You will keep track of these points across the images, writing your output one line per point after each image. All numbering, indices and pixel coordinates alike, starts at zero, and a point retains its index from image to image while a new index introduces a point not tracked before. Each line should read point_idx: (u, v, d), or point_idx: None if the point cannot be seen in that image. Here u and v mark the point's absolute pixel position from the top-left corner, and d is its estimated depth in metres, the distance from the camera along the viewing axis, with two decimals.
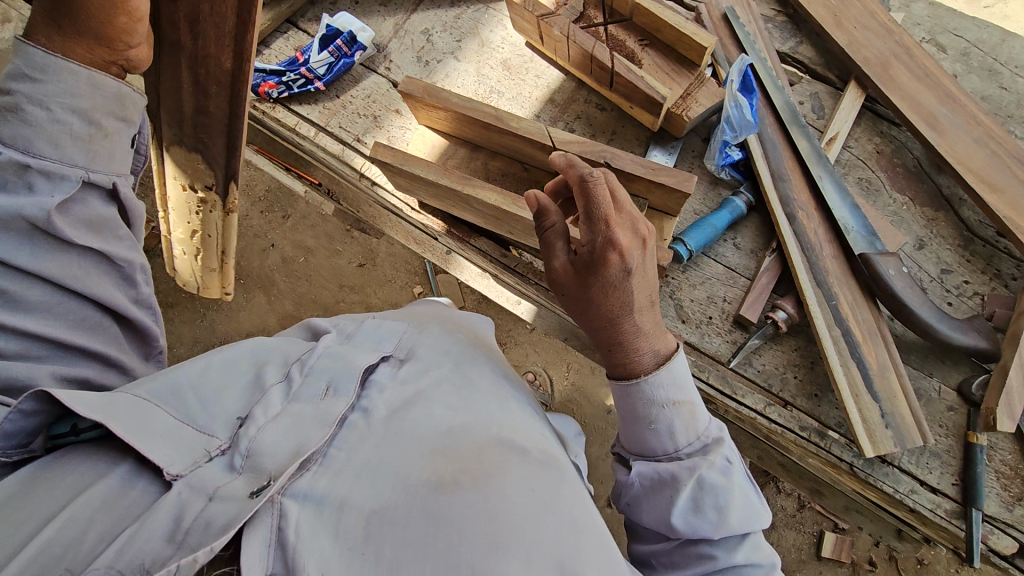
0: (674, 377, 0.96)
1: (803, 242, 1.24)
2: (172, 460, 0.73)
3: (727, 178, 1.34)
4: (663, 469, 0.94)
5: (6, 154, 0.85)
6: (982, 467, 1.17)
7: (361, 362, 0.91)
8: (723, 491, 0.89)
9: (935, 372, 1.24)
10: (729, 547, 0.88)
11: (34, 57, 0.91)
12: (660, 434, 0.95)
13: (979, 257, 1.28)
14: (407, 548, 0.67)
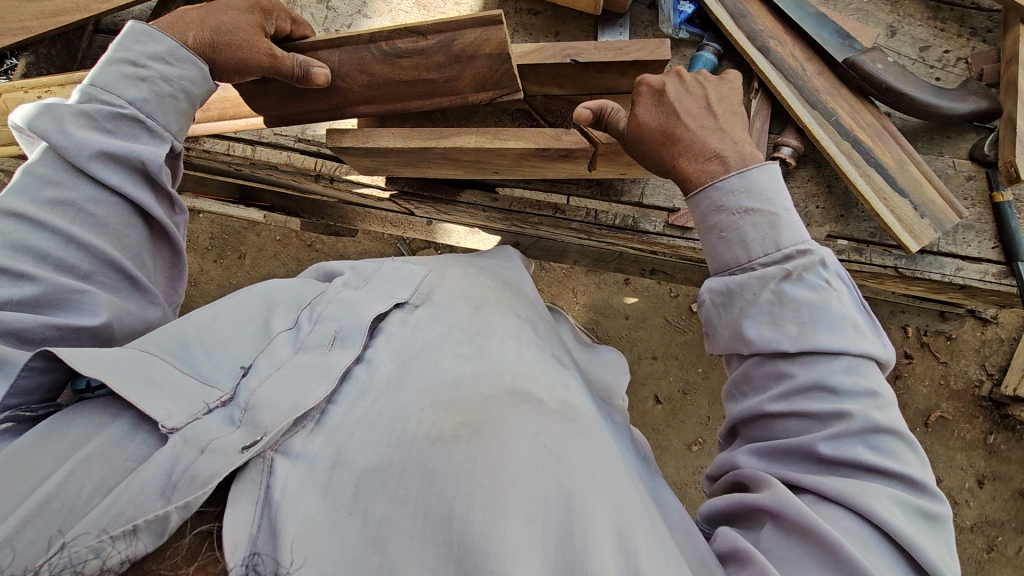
0: (750, 183, 0.88)
1: (784, 70, 1.19)
2: (168, 412, 0.68)
3: (687, 37, 1.28)
4: (732, 281, 0.86)
5: (128, 109, 0.94)
6: (1015, 221, 1.19)
7: (372, 312, 0.86)
8: (812, 308, 0.80)
9: (944, 150, 1.24)
10: (811, 364, 0.78)
11: (175, 50, 0.99)
12: (732, 242, 0.88)
13: (950, 22, 1.26)
14: (399, 502, 0.63)
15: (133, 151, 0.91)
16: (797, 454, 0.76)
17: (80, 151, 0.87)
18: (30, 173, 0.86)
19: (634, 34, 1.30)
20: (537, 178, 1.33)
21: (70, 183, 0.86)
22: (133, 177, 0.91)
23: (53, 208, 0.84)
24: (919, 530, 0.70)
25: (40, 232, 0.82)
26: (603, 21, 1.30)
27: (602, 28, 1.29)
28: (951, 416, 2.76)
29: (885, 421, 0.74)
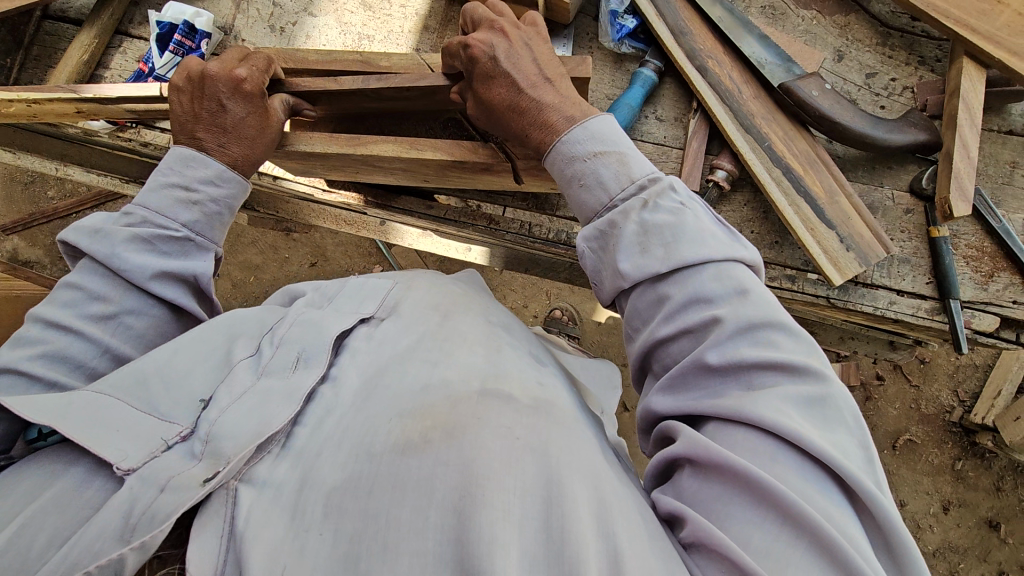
0: (592, 132, 0.92)
1: (721, 92, 1.17)
2: (124, 454, 0.70)
3: (630, 51, 1.26)
4: (601, 221, 0.88)
5: (182, 232, 0.99)
6: (950, 257, 1.16)
7: (334, 329, 0.89)
8: (671, 227, 0.82)
9: (885, 181, 1.21)
10: (686, 279, 0.79)
11: (221, 175, 1.02)
12: (592, 187, 0.90)
13: (899, 49, 1.22)
14: (371, 516, 0.62)
15: (187, 269, 0.99)
16: (691, 380, 0.75)
17: (138, 272, 0.94)
18: (75, 285, 0.92)
19: (578, 46, 1.28)
20: (472, 188, 1.32)
21: (118, 298, 0.94)
22: (177, 287, 0.98)
23: (96, 323, 0.91)
24: (817, 413, 0.68)
25: (75, 343, 0.89)
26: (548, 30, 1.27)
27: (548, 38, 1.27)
28: (920, 440, 2.73)
29: (759, 315, 0.73)
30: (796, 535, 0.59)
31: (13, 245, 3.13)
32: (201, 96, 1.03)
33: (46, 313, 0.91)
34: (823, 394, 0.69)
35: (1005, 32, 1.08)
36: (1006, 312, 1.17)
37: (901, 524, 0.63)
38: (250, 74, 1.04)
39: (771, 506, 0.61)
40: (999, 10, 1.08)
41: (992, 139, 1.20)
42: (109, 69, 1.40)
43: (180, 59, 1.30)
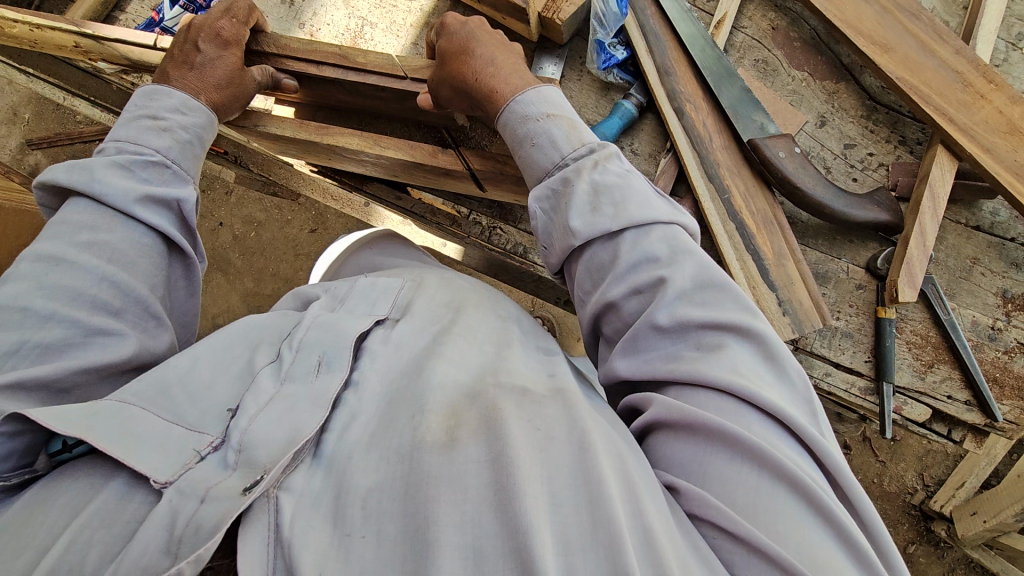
0: (545, 96, 0.93)
1: (693, 138, 1.18)
2: (157, 466, 0.65)
3: (617, 81, 1.27)
4: (553, 179, 0.87)
5: (157, 156, 0.97)
6: (891, 340, 1.15)
7: (356, 329, 0.81)
8: (620, 188, 0.82)
9: (843, 254, 1.21)
10: (635, 238, 0.78)
11: (185, 102, 1.03)
12: (543, 147, 0.89)
13: (882, 125, 1.22)
14: (408, 515, 0.58)
15: (169, 194, 0.96)
16: (641, 343, 0.74)
17: (120, 196, 0.90)
18: (65, 220, 0.88)
19: (568, 68, 1.30)
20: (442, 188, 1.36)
21: (106, 226, 0.89)
22: (163, 212, 0.95)
23: (86, 251, 0.85)
24: (767, 367, 0.68)
25: (68, 274, 0.82)
26: (541, 47, 1.29)
27: (540, 54, 1.29)
28: None
29: (702, 274, 0.74)
30: (779, 491, 0.58)
31: (35, 160, 3.25)
32: (183, 41, 1.08)
33: (41, 249, 0.84)
34: (773, 347, 0.69)
35: (981, 127, 1.07)
36: (938, 406, 1.16)
37: (848, 465, 0.64)
38: (229, 24, 1.10)
39: (751, 464, 0.60)
40: (979, 105, 1.08)
41: (957, 231, 1.19)
42: (124, 12, 1.45)
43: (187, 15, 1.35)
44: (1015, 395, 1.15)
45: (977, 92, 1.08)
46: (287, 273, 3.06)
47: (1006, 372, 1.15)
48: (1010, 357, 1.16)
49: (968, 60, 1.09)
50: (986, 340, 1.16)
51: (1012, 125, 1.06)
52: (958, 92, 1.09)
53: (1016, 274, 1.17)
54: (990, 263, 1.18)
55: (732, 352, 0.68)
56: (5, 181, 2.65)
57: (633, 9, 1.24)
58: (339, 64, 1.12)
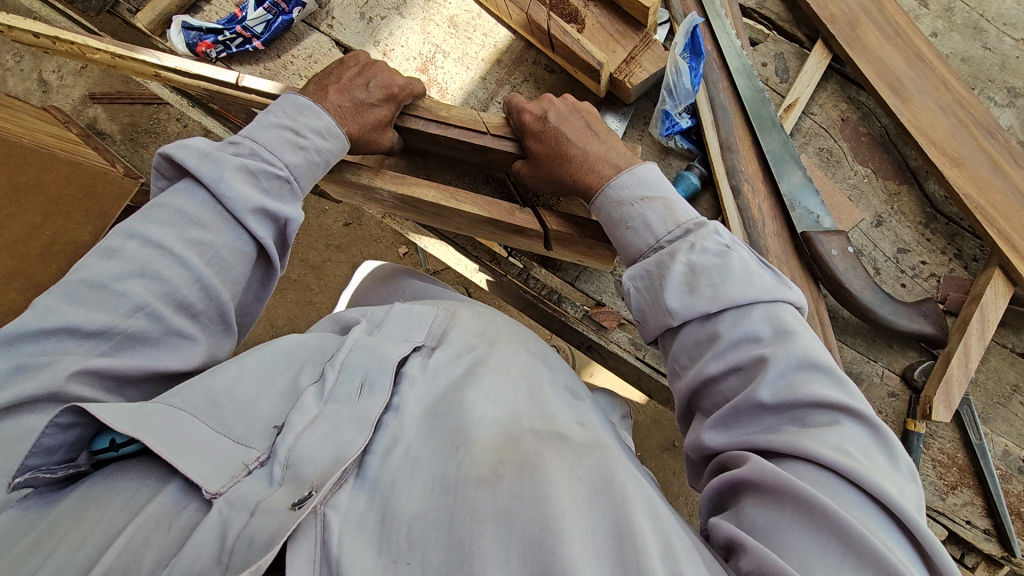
0: (639, 178, 0.96)
1: (746, 218, 1.17)
2: (210, 476, 0.67)
3: (677, 148, 1.27)
4: (648, 261, 0.89)
5: (282, 171, 0.98)
6: (917, 456, 1.13)
7: (394, 356, 0.83)
8: (719, 268, 0.81)
9: (880, 357, 1.19)
10: (734, 321, 0.77)
11: (321, 125, 1.03)
12: (638, 229, 0.92)
13: (940, 236, 1.20)
14: (456, 550, 0.58)
15: (282, 210, 0.97)
16: (736, 416, 0.72)
17: (239, 203, 0.92)
18: (177, 209, 0.90)
19: (630, 126, 1.31)
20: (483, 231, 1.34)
21: (214, 227, 0.91)
22: (269, 224, 0.96)
23: (191, 248, 0.88)
24: (873, 451, 0.65)
25: (170, 266, 0.85)
26: (608, 101, 1.29)
27: (606, 108, 1.29)
28: None
29: (807, 355, 0.70)
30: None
31: (94, 113, 3.36)
32: (356, 72, 1.12)
33: (150, 232, 0.87)
34: (880, 430, 0.66)
35: None
36: (956, 529, 1.13)
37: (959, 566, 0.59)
38: (404, 84, 1.12)
39: (846, 548, 0.56)
40: None
41: (1001, 355, 1.16)
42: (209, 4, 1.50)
43: (270, 17, 1.40)
44: None
45: None
46: (315, 261, 3.12)
47: None
48: None
49: None
50: (1015, 471, 1.13)
51: None
52: None
53: None
54: None
55: (837, 432, 0.65)
56: (62, 132, 2.73)
57: (705, 80, 1.24)
58: (424, 117, 1.14)
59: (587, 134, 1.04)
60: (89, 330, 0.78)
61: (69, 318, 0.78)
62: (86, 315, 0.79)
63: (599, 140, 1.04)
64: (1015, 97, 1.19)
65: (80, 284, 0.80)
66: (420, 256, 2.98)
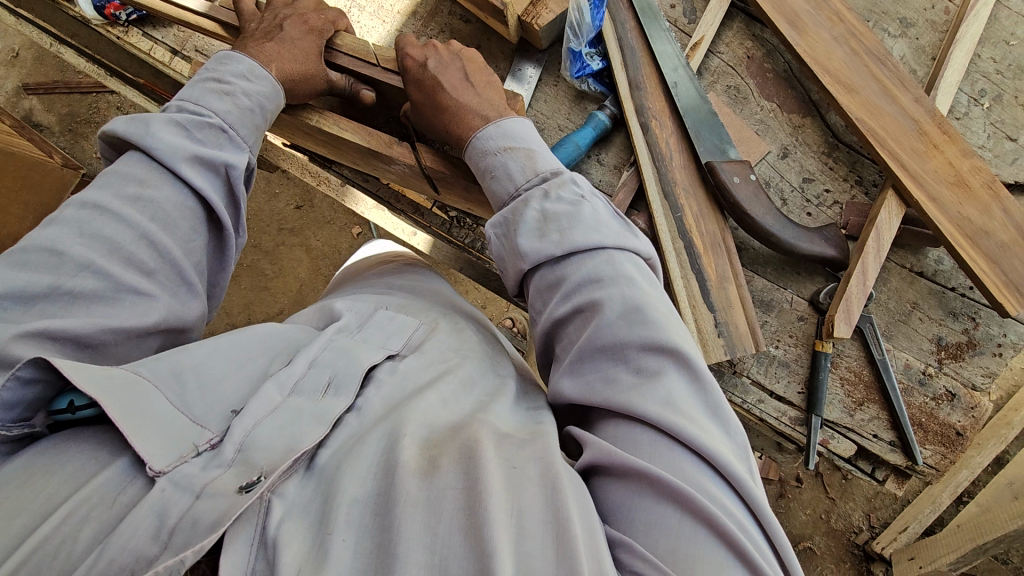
0: (505, 131, 0.97)
1: (655, 154, 1.21)
2: (157, 452, 0.62)
3: (591, 91, 1.29)
4: (506, 209, 0.90)
5: (212, 118, 0.94)
6: (825, 374, 1.18)
7: (366, 360, 0.79)
8: (569, 215, 0.84)
9: (789, 285, 1.23)
10: (579, 261, 0.81)
11: (246, 70, 1.00)
12: (500, 179, 0.93)
13: (841, 164, 1.25)
14: (386, 532, 0.56)
15: (219, 156, 0.92)
16: (581, 366, 0.74)
17: (170, 152, 0.88)
18: (116, 172, 0.87)
19: (546, 72, 1.33)
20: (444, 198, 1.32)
21: (154, 182, 0.86)
22: (212, 176, 0.92)
23: (130, 204, 0.83)
24: (692, 397, 0.68)
25: (111, 224, 0.81)
26: (521, 49, 1.31)
27: (519, 56, 1.32)
28: (820, 551, 2.72)
29: (628, 302, 0.74)
30: (698, 532, 0.59)
31: (30, 105, 3.24)
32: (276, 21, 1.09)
33: (88, 197, 0.83)
34: (698, 370, 0.70)
35: (931, 177, 1.09)
36: (863, 443, 1.19)
37: (784, 533, 0.64)
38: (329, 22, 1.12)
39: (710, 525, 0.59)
40: (931, 155, 1.10)
41: (902, 275, 1.21)
42: None
43: None
44: (937, 441, 1.17)
45: (930, 142, 1.11)
46: (268, 245, 3.08)
47: (931, 418, 1.17)
48: (937, 403, 1.18)
49: (926, 110, 1.12)
50: (916, 384, 1.18)
51: (960, 177, 1.09)
52: (913, 139, 1.11)
53: (951, 323, 1.19)
54: (928, 310, 1.20)
55: (667, 380, 0.68)
56: None
57: (613, 21, 1.26)
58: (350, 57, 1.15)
59: (468, 84, 1.04)
60: (34, 292, 0.72)
61: (11, 281, 0.72)
62: (29, 278, 0.73)
63: (474, 92, 1.03)
64: (906, 27, 1.23)
65: (20, 251, 0.75)
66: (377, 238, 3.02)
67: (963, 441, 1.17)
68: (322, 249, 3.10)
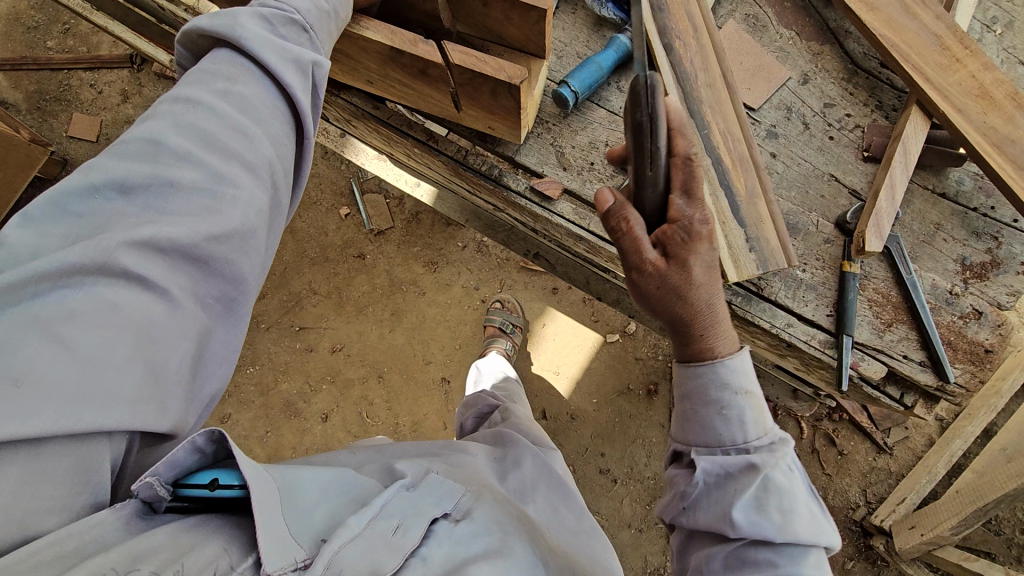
0: (729, 368, 0.88)
1: (679, 73, 1.18)
2: (274, 554, 0.66)
3: (610, 18, 1.26)
4: (701, 409, 0.88)
5: (291, 14, 0.92)
6: (854, 294, 1.15)
7: (427, 514, 0.83)
8: (784, 492, 0.78)
9: (814, 208, 1.21)
10: (768, 451, 0.82)
11: None
12: (729, 420, 0.85)
13: (861, 89, 1.25)
14: None
15: (302, 53, 0.91)
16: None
17: (258, 46, 0.87)
18: (203, 70, 0.86)
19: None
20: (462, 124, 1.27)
21: (243, 79, 0.87)
22: (302, 80, 0.92)
23: (223, 99, 0.84)
24: None
25: (206, 117, 0.81)
26: None
27: None
28: None
29: (784, 523, 0.76)
30: None
31: None
32: None
33: (181, 93, 0.84)
34: None
35: (955, 89, 1.11)
36: (893, 364, 1.17)
37: None
38: None
39: None
40: (954, 68, 1.12)
41: (924, 196, 1.22)
42: None
43: None
44: (967, 359, 1.15)
45: (953, 56, 1.12)
46: None
47: (960, 336, 1.16)
48: (964, 321, 1.17)
49: (948, 25, 1.13)
50: (944, 303, 1.17)
51: (983, 89, 1.11)
52: (935, 54, 1.13)
53: (975, 243, 1.20)
54: (952, 230, 1.20)
55: None
56: None
57: None
58: None
59: None
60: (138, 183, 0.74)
61: (116, 172, 0.74)
62: (130, 167, 0.75)
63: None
64: None
65: (128, 148, 0.77)
66: (367, 221, 2.95)
67: (991, 357, 1.15)
68: (307, 230, 2.98)
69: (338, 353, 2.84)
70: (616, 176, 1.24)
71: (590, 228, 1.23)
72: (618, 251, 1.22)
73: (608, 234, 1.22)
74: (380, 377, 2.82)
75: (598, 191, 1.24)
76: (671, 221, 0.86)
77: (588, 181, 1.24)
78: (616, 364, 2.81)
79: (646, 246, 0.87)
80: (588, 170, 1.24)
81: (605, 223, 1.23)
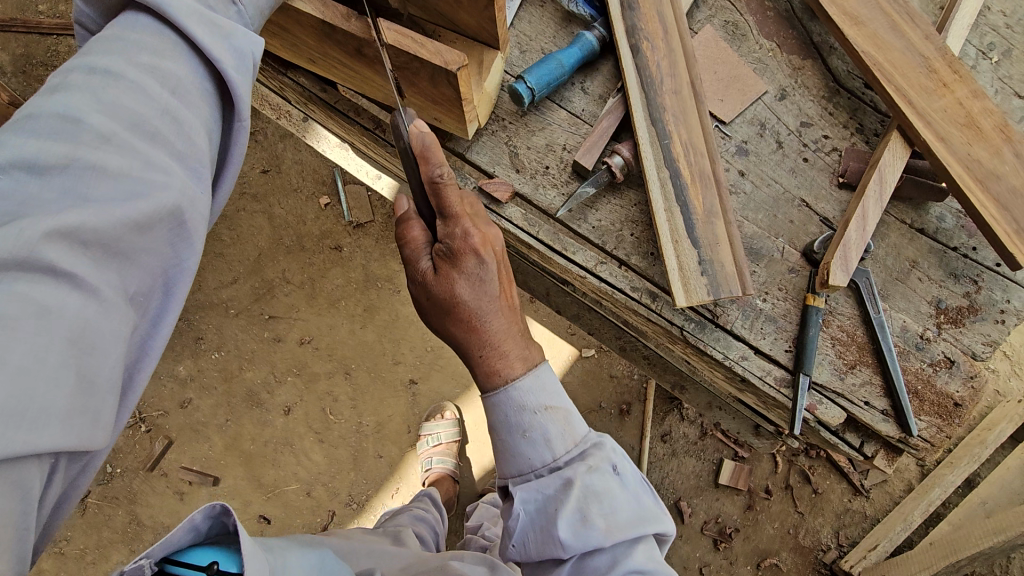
0: (541, 382, 0.96)
1: (644, 76, 1.10)
2: None
3: (578, 14, 1.19)
4: (523, 443, 0.95)
5: None
6: (816, 330, 1.06)
7: None
8: (607, 497, 0.93)
9: (781, 233, 1.12)
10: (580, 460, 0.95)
11: None
12: (536, 443, 0.94)
13: (842, 110, 1.16)
14: None
15: (235, 28, 0.79)
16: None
17: (183, 15, 0.74)
18: (119, 37, 0.72)
19: None
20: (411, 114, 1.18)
21: (167, 52, 0.73)
22: (237, 61, 0.78)
23: (147, 74, 0.70)
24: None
25: (130, 94, 0.68)
26: None
27: None
28: (785, 567, 2.50)
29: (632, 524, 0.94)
30: None
31: None
32: None
33: (91, 61, 0.69)
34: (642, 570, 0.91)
35: (940, 115, 1.02)
36: (854, 410, 1.07)
37: None
38: None
39: None
40: (941, 93, 1.03)
41: (901, 231, 1.12)
42: None
43: None
44: (933, 411, 1.06)
45: (941, 80, 1.03)
46: (226, 208, 2.83)
47: (928, 386, 1.06)
48: (934, 370, 1.07)
49: (937, 46, 1.04)
50: (913, 348, 1.08)
51: (970, 119, 1.02)
52: (922, 76, 1.04)
53: (952, 285, 1.10)
54: (929, 269, 1.11)
55: None
56: None
57: None
58: None
59: None
60: (50, 164, 0.61)
61: (24, 151, 0.61)
62: (40, 146, 0.61)
63: None
64: None
65: (36, 123, 0.63)
66: (346, 212, 2.85)
67: (960, 412, 1.06)
68: (285, 217, 2.86)
69: (307, 346, 2.72)
70: (572, 182, 1.15)
71: (539, 235, 1.12)
72: (568, 264, 1.12)
73: (557, 244, 1.12)
74: (346, 373, 2.72)
75: (551, 197, 1.15)
76: (438, 242, 0.96)
77: (541, 186, 1.15)
78: (589, 380, 2.72)
79: (421, 255, 0.98)
80: (542, 174, 1.15)
81: (555, 232, 1.13)
